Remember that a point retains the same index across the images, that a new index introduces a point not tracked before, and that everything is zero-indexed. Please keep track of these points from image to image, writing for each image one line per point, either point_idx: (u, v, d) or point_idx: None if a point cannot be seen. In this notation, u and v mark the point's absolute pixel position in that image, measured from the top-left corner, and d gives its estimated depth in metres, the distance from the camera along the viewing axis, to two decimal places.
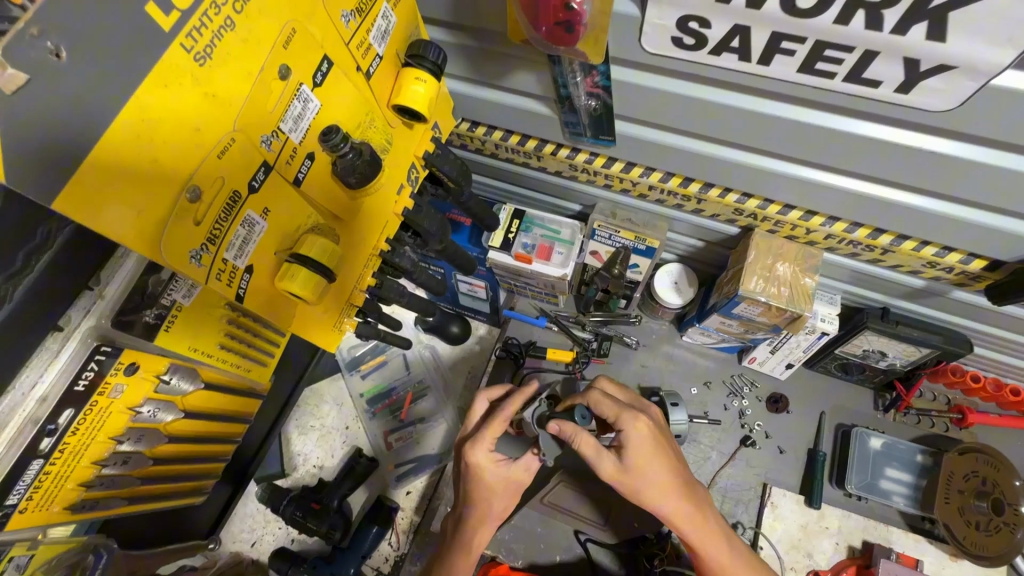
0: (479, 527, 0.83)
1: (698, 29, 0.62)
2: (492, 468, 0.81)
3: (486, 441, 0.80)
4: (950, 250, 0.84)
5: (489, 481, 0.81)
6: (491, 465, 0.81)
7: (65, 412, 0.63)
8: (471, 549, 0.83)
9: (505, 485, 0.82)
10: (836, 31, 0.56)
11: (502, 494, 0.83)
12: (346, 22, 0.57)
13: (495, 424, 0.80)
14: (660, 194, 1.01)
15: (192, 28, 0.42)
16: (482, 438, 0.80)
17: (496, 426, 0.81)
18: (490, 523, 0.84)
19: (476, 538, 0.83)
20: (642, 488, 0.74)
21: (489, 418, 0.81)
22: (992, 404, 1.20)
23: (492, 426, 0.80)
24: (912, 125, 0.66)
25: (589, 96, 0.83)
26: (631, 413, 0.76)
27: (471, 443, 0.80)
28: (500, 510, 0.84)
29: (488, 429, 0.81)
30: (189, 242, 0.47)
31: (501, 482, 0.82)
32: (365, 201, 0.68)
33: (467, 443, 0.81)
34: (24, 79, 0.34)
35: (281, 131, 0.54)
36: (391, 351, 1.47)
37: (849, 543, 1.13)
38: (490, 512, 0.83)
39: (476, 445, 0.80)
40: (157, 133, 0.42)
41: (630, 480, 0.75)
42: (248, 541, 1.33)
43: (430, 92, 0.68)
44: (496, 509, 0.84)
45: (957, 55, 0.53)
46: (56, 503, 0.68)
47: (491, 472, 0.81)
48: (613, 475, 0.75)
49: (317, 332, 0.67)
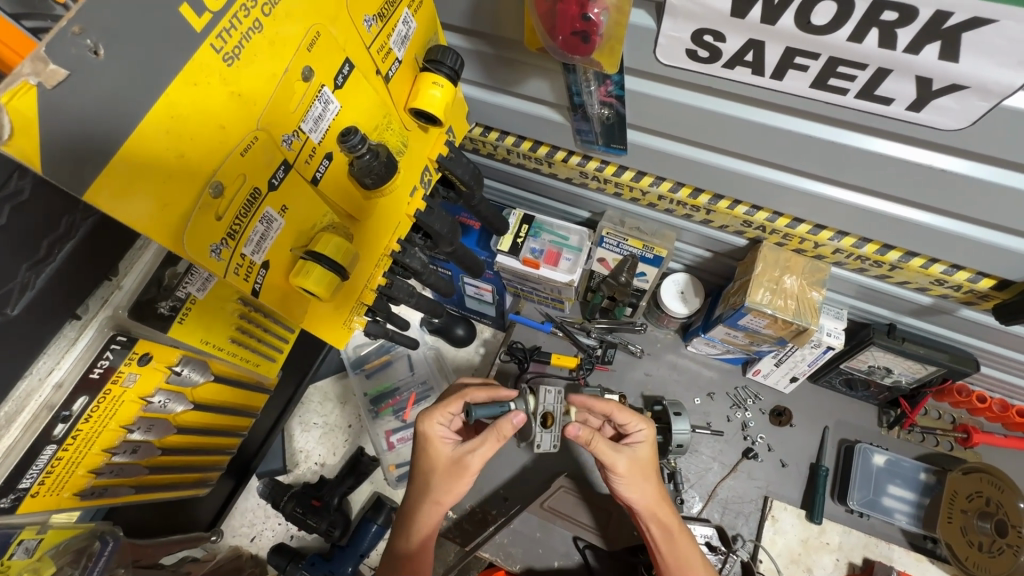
0: (421, 509, 0.82)
1: (712, 42, 0.63)
2: (438, 441, 0.82)
3: (437, 414, 0.84)
4: (958, 268, 0.84)
5: (435, 454, 0.82)
6: (437, 439, 0.83)
7: (79, 400, 0.64)
8: (414, 534, 0.82)
9: (449, 465, 0.81)
10: (849, 48, 0.57)
11: (444, 477, 0.81)
12: (368, 26, 0.58)
13: (452, 398, 0.85)
14: (670, 204, 1.02)
15: (223, 29, 0.43)
16: (436, 411, 0.84)
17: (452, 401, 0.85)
18: (429, 512, 0.82)
19: (420, 523, 0.82)
20: (646, 482, 0.84)
21: (449, 394, 0.87)
22: (998, 425, 1.19)
23: (448, 400, 0.85)
24: (924, 142, 0.66)
25: (603, 105, 0.83)
26: (643, 419, 0.89)
27: (425, 413, 0.84)
28: (440, 497, 0.81)
29: (448, 402, 0.85)
30: (210, 236, 0.48)
31: (446, 461, 0.82)
32: (379, 202, 0.69)
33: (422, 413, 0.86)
34: (64, 74, 0.35)
35: (302, 131, 0.55)
36: (396, 351, 1.47)
37: (850, 560, 1.12)
38: (431, 495, 0.81)
39: (427, 415, 0.84)
40: (185, 131, 0.43)
41: (637, 476, 0.84)
42: (247, 536, 1.34)
43: (446, 97, 0.69)
44: (437, 495, 0.81)
45: (970, 75, 0.54)
46: (66, 489, 0.69)
47: (438, 447, 0.82)
48: (622, 470, 0.83)
49: (326, 329, 0.68)
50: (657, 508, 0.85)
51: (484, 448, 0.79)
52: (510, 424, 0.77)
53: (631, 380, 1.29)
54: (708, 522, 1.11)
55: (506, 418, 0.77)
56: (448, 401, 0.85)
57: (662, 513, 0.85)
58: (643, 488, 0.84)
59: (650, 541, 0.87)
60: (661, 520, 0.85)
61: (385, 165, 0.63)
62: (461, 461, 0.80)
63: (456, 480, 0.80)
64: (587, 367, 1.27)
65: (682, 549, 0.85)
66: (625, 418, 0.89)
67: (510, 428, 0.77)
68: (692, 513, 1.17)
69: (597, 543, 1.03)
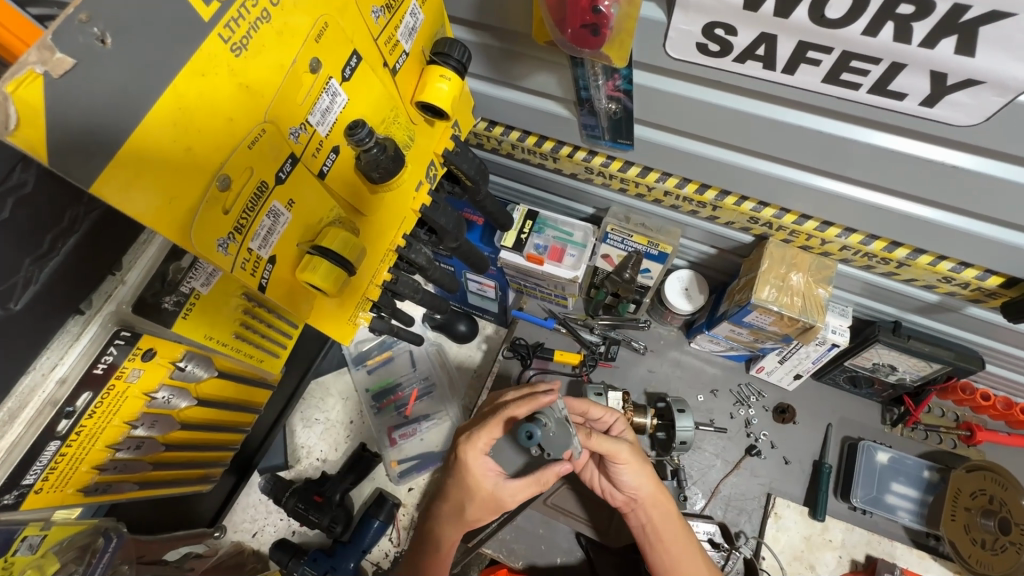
0: (450, 529, 0.85)
1: (724, 36, 0.62)
2: (480, 475, 0.80)
3: (481, 445, 0.79)
4: (966, 266, 0.84)
5: (475, 487, 0.80)
6: (480, 472, 0.80)
7: (83, 396, 0.64)
8: (443, 547, 0.87)
9: (487, 499, 0.81)
10: (863, 42, 0.56)
11: (482, 506, 0.82)
12: (376, 18, 0.57)
13: (494, 427, 0.78)
14: (676, 200, 1.01)
15: (231, 18, 0.42)
16: (479, 442, 0.79)
17: (499, 428, 0.79)
18: (460, 528, 0.85)
19: (448, 539, 0.86)
20: (646, 469, 0.84)
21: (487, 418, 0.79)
22: (1002, 423, 1.19)
23: (492, 429, 0.78)
24: (935, 138, 0.66)
25: (610, 100, 0.83)
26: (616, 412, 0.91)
27: (467, 439, 0.79)
28: (472, 520, 0.84)
29: (489, 430, 0.79)
30: (217, 230, 0.47)
31: (484, 495, 0.81)
32: (386, 196, 0.68)
33: (463, 437, 0.81)
34: (71, 63, 0.34)
35: (309, 124, 0.54)
36: (398, 347, 1.48)
37: (852, 557, 1.13)
38: (465, 520, 0.84)
39: (470, 444, 0.79)
40: (192, 122, 0.42)
41: (639, 463, 0.84)
42: (248, 531, 1.33)
43: (454, 90, 0.69)
44: (471, 518, 0.84)
45: (985, 70, 0.53)
46: (70, 485, 0.69)
47: (479, 480, 0.80)
48: (627, 457, 0.82)
49: (332, 325, 0.67)
50: (654, 495, 0.85)
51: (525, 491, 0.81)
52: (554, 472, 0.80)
53: (634, 377, 1.29)
54: (710, 520, 1.11)
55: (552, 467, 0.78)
56: (491, 428, 0.78)
57: (660, 500, 0.86)
58: (643, 474, 0.84)
59: (650, 533, 0.86)
60: (658, 508, 0.85)
61: (393, 159, 0.62)
62: (497, 497, 0.81)
63: (491, 509, 0.83)
64: (590, 363, 1.26)
65: (680, 533, 0.86)
66: (601, 412, 0.91)
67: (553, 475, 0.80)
68: (695, 510, 1.17)
69: (589, 534, 1.04)
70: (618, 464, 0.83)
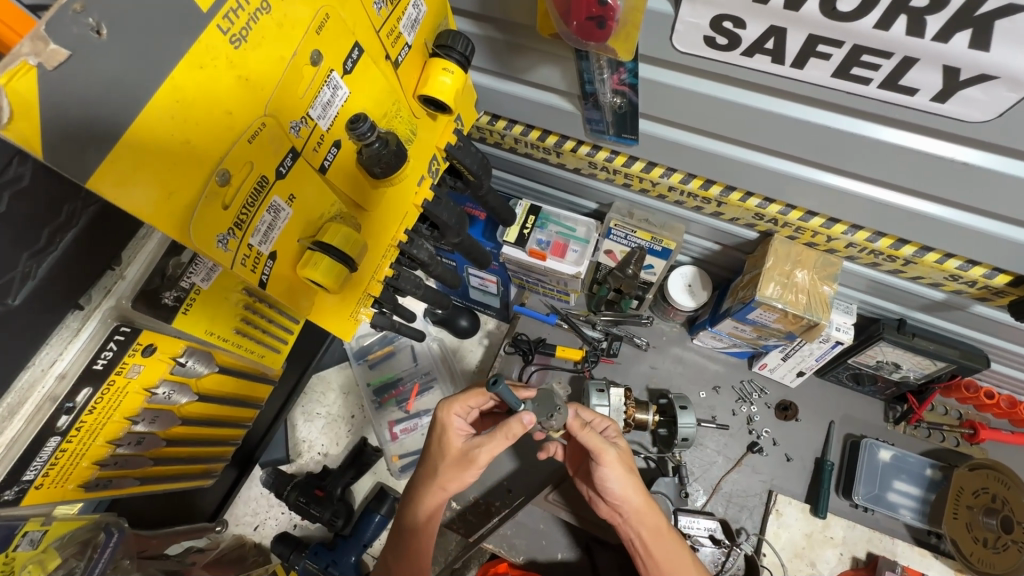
0: (425, 493, 0.84)
1: (732, 29, 0.61)
2: (452, 431, 0.84)
3: (456, 405, 0.86)
4: (974, 264, 0.83)
5: (446, 443, 0.83)
6: (452, 428, 0.84)
7: (83, 391, 0.64)
8: (419, 512, 0.84)
9: (458, 456, 0.82)
10: (875, 36, 0.55)
11: (450, 466, 0.82)
12: (378, 9, 0.56)
13: (473, 393, 0.87)
14: (680, 195, 1.00)
15: (229, 10, 0.41)
16: (457, 404, 0.86)
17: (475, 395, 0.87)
18: (435, 495, 0.83)
19: (425, 504, 0.84)
20: (632, 475, 0.84)
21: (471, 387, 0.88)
22: (1005, 421, 1.19)
23: (470, 393, 0.87)
24: (946, 135, 0.64)
25: (615, 93, 0.81)
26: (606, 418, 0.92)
27: (447, 401, 0.87)
28: (446, 484, 0.82)
29: (470, 396, 0.87)
30: (217, 226, 0.47)
31: (454, 452, 0.83)
32: (388, 191, 0.68)
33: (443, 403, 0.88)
34: (65, 55, 0.34)
35: (310, 118, 0.53)
36: (399, 342, 1.47)
37: (853, 554, 1.12)
38: (437, 483, 0.83)
39: (448, 403, 0.86)
40: (191, 116, 0.42)
41: (624, 466, 0.83)
42: (250, 524, 1.34)
43: (457, 84, 0.67)
44: (443, 483, 0.82)
45: (1000, 65, 0.52)
46: (71, 481, 0.69)
47: (451, 437, 0.84)
48: (611, 459, 0.82)
49: (332, 321, 0.66)
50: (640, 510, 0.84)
51: (492, 443, 0.79)
52: (519, 424, 0.77)
53: (637, 373, 1.28)
54: (711, 516, 1.10)
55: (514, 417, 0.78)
56: (468, 395, 0.87)
57: (649, 511, 0.84)
58: (630, 480, 0.83)
59: (640, 548, 0.85)
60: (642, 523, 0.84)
61: (395, 154, 0.61)
62: (469, 453, 0.81)
63: (463, 471, 0.81)
64: (592, 359, 1.26)
65: (672, 548, 0.84)
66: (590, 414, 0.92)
67: (519, 428, 0.77)
68: (696, 506, 1.17)
69: (571, 521, 1.04)
70: (604, 468, 0.83)
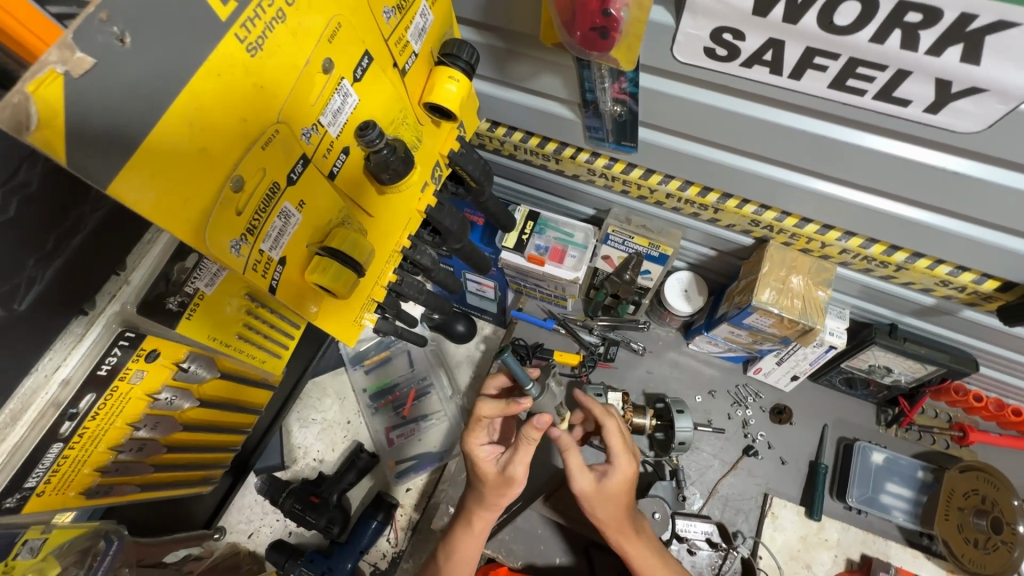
0: (480, 511, 0.90)
1: (731, 41, 0.63)
2: (484, 462, 0.86)
3: (478, 436, 0.86)
4: (963, 270, 0.85)
5: (483, 473, 0.86)
6: (483, 460, 0.86)
7: (87, 397, 0.63)
8: (474, 526, 0.90)
9: (496, 479, 0.86)
10: (870, 49, 0.57)
11: (495, 488, 0.86)
12: (387, 18, 0.57)
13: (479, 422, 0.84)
14: (678, 203, 1.02)
15: (247, 18, 0.42)
16: (476, 433, 0.86)
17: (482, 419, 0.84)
18: (490, 511, 0.89)
19: (481, 519, 0.90)
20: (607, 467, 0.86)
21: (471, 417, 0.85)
22: (993, 424, 1.21)
23: (478, 426, 0.85)
24: (937, 144, 0.67)
25: (615, 102, 0.83)
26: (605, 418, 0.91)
27: (466, 437, 0.86)
28: (495, 502, 0.88)
29: (476, 427, 0.86)
30: (230, 231, 0.47)
31: (494, 477, 0.86)
32: (392, 197, 0.68)
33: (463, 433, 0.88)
34: (90, 63, 0.34)
35: (321, 125, 0.54)
36: (396, 347, 1.48)
37: (848, 556, 1.13)
38: (487, 505, 0.88)
39: (470, 439, 0.86)
40: (208, 124, 0.42)
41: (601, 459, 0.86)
42: (245, 532, 1.33)
43: (462, 92, 0.68)
44: (494, 500, 0.88)
45: (990, 79, 0.54)
46: (72, 488, 0.68)
47: (485, 467, 0.86)
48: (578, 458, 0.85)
49: (338, 325, 0.66)
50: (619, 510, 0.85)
51: (521, 454, 0.83)
52: (536, 429, 0.78)
53: (633, 377, 1.30)
54: (708, 519, 1.11)
55: (531, 425, 0.78)
56: (474, 423, 0.85)
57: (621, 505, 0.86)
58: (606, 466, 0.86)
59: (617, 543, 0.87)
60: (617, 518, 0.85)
61: (402, 160, 0.62)
62: (505, 474, 0.84)
63: (508, 489, 0.85)
64: (589, 365, 1.28)
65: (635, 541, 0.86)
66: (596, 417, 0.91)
67: (537, 432, 0.78)
68: (693, 510, 1.18)
69: (562, 522, 1.04)
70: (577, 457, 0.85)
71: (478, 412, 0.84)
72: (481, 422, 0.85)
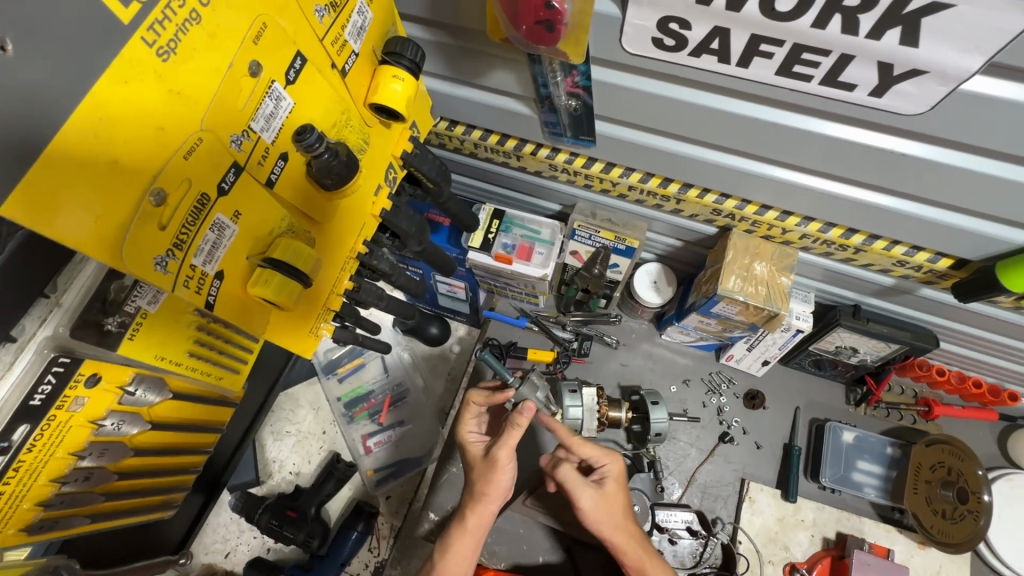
0: (471, 505, 0.86)
1: (678, 30, 0.62)
2: (470, 444, 0.91)
3: (467, 421, 0.93)
4: (918, 249, 0.87)
5: (469, 457, 0.90)
6: (469, 442, 0.91)
7: (20, 428, 0.60)
8: (466, 523, 0.85)
9: (481, 462, 0.87)
10: (813, 34, 0.57)
11: (480, 473, 0.86)
12: (319, 17, 0.55)
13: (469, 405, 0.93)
14: (640, 194, 1.01)
15: (154, 20, 0.40)
16: (465, 419, 0.94)
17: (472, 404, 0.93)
18: (481, 504, 0.85)
19: (473, 513, 0.85)
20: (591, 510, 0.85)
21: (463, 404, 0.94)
22: (956, 396, 1.25)
23: (467, 410, 0.93)
24: (884, 127, 0.67)
25: (570, 96, 0.82)
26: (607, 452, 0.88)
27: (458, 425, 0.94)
28: (482, 491, 0.85)
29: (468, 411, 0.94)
30: (154, 248, 0.44)
31: (479, 463, 0.87)
32: (342, 202, 0.66)
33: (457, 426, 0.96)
34: None
35: (252, 131, 0.51)
36: (369, 353, 1.42)
37: (824, 535, 1.15)
38: (475, 496, 0.86)
39: (459, 424, 0.94)
40: (120, 135, 0.40)
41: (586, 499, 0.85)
42: (221, 552, 1.29)
43: (408, 91, 0.66)
44: (482, 490, 0.85)
45: (929, 61, 0.54)
46: (10, 525, 0.65)
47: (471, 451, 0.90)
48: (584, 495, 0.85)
49: (291, 336, 0.64)
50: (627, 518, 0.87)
51: (506, 437, 0.84)
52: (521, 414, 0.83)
53: (608, 371, 1.29)
54: (688, 508, 1.12)
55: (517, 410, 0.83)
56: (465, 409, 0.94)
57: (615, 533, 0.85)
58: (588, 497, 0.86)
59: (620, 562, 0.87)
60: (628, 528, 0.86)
61: (345, 164, 0.60)
62: (489, 454, 0.86)
63: (491, 472, 0.85)
64: (563, 360, 1.27)
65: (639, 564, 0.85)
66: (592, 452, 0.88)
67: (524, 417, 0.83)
68: (672, 500, 1.18)
69: (552, 524, 1.04)
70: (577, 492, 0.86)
71: (468, 398, 0.94)
72: (472, 410, 0.94)
